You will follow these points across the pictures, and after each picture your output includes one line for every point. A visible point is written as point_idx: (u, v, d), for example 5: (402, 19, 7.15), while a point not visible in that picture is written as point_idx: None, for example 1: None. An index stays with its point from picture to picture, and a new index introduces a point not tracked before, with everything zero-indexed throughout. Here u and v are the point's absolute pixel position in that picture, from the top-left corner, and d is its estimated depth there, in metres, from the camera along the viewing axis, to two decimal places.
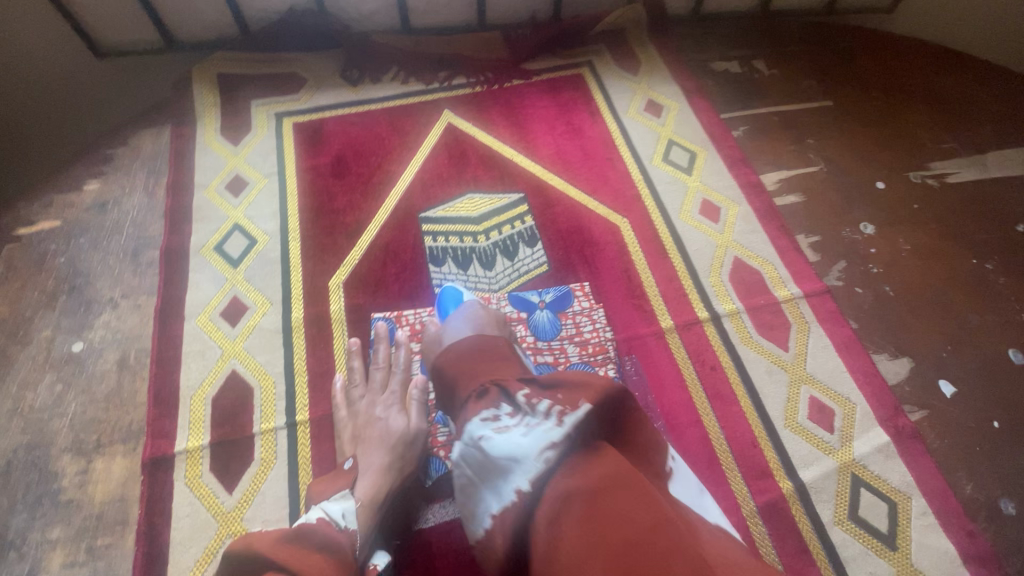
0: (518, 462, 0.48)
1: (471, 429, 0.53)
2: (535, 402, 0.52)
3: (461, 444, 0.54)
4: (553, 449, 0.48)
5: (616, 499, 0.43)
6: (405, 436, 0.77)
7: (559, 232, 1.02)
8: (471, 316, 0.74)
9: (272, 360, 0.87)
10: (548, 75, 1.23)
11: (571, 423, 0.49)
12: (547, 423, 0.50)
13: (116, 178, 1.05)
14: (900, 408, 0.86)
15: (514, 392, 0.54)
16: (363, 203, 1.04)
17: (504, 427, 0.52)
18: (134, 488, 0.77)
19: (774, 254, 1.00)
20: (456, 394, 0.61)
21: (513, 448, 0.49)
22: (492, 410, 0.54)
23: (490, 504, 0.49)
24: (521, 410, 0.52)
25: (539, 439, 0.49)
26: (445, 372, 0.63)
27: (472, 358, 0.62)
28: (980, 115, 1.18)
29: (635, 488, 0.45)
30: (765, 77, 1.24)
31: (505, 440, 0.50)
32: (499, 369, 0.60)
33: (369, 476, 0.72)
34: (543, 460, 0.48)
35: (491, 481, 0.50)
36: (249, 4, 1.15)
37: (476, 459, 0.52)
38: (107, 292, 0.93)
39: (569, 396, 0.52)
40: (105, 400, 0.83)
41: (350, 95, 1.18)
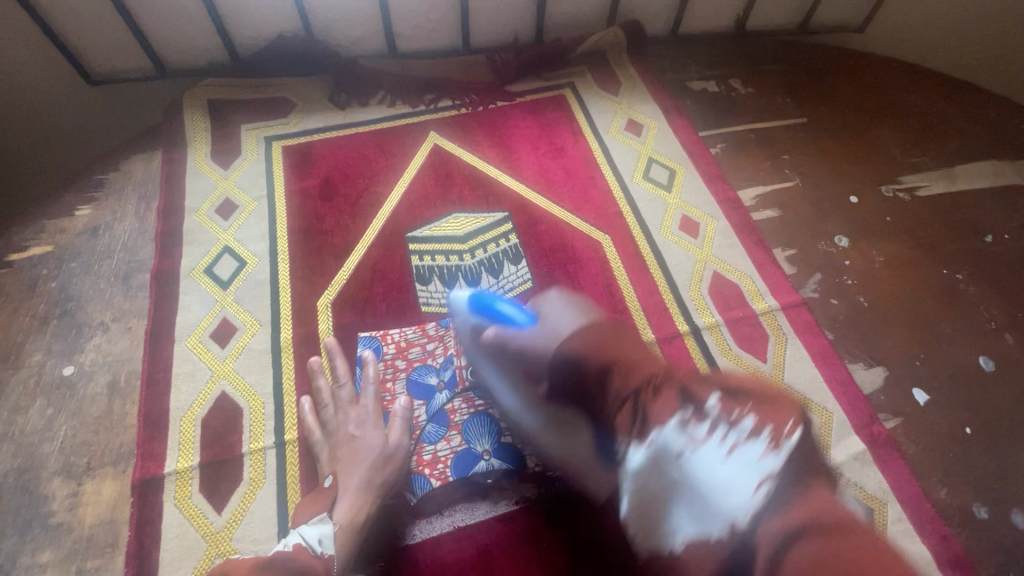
0: (736, 495, 0.53)
1: (665, 439, 0.60)
2: (727, 417, 0.59)
3: (645, 450, 0.61)
4: (771, 480, 0.53)
5: (844, 539, 0.47)
6: (383, 454, 0.79)
7: (543, 250, 1.04)
8: (564, 304, 0.78)
9: (261, 380, 0.89)
10: (531, 96, 1.27)
11: (778, 454, 0.55)
12: (760, 447, 0.56)
13: (108, 203, 1.07)
14: (876, 417, 0.88)
15: (707, 402, 0.61)
16: (351, 224, 1.06)
17: (697, 440, 0.59)
18: (124, 510, 0.78)
19: (751, 268, 1.03)
20: (604, 385, 0.69)
21: (718, 473, 0.55)
22: (682, 416, 0.61)
23: (685, 528, 0.55)
24: (716, 425, 0.59)
25: (758, 470, 0.54)
26: (588, 367, 0.70)
27: (610, 345, 0.71)
28: (948, 130, 1.22)
29: (852, 530, 0.49)
30: (742, 96, 1.28)
31: (709, 468, 0.56)
32: (635, 356, 0.71)
33: (347, 498, 0.75)
34: (761, 493, 0.53)
35: (689, 502, 0.56)
36: (238, 31, 1.18)
37: (665, 469, 0.59)
38: (98, 316, 0.95)
39: (760, 410, 0.59)
40: (95, 423, 0.84)
41: (338, 118, 1.21)
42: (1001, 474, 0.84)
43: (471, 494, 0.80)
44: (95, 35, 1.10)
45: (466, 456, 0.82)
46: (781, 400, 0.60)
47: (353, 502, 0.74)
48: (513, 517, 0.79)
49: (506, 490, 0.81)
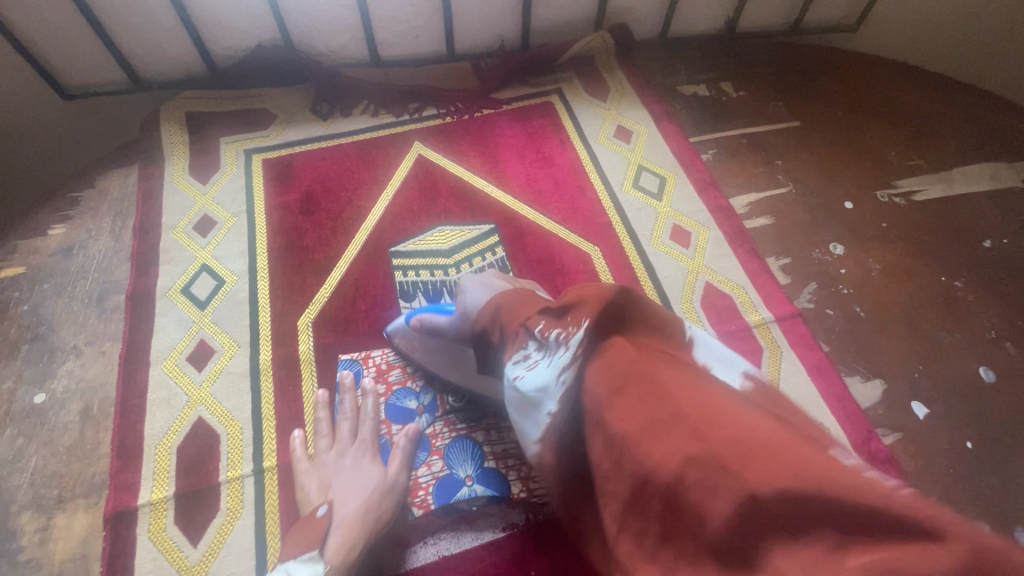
0: (546, 390, 0.52)
1: (508, 372, 0.59)
2: (546, 334, 0.54)
3: (506, 386, 0.60)
4: (566, 370, 0.50)
5: (635, 374, 0.43)
6: (380, 489, 0.74)
7: (530, 263, 1.01)
8: (489, 282, 0.72)
9: (239, 405, 0.86)
10: (517, 103, 1.24)
11: (576, 344, 0.50)
12: (559, 351, 0.52)
13: (83, 221, 1.04)
14: (874, 432, 0.85)
15: (535, 328, 0.56)
16: (333, 239, 1.03)
17: (533, 364, 0.55)
18: (96, 544, 0.75)
19: (744, 278, 1.00)
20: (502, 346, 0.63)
21: (540, 381, 0.53)
22: (522, 351, 0.58)
23: (532, 432, 0.56)
24: (539, 345, 0.55)
25: (554, 366, 0.52)
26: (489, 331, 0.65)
27: (510, 304, 0.62)
28: (944, 132, 1.20)
29: (653, 366, 0.43)
30: (733, 100, 1.25)
31: (533, 374, 0.54)
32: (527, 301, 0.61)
33: (338, 531, 0.69)
34: (561, 382, 0.50)
35: (530, 414, 0.56)
36: (215, 42, 1.14)
37: (517, 397, 0.58)
38: (72, 339, 0.92)
39: (575, 317, 0.52)
40: (66, 453, 0.82)
41: (320, 130, 1.18)
42: (1004, 489, 0.81)
43: (457, 522, 0.77)
44: (66, 47, 1.07)
45: (447, 483, 0.79)
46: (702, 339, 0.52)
47: (342, 534, 0.68)
48: (501, 545, 0.76)
49: (493, 516, 0.78)
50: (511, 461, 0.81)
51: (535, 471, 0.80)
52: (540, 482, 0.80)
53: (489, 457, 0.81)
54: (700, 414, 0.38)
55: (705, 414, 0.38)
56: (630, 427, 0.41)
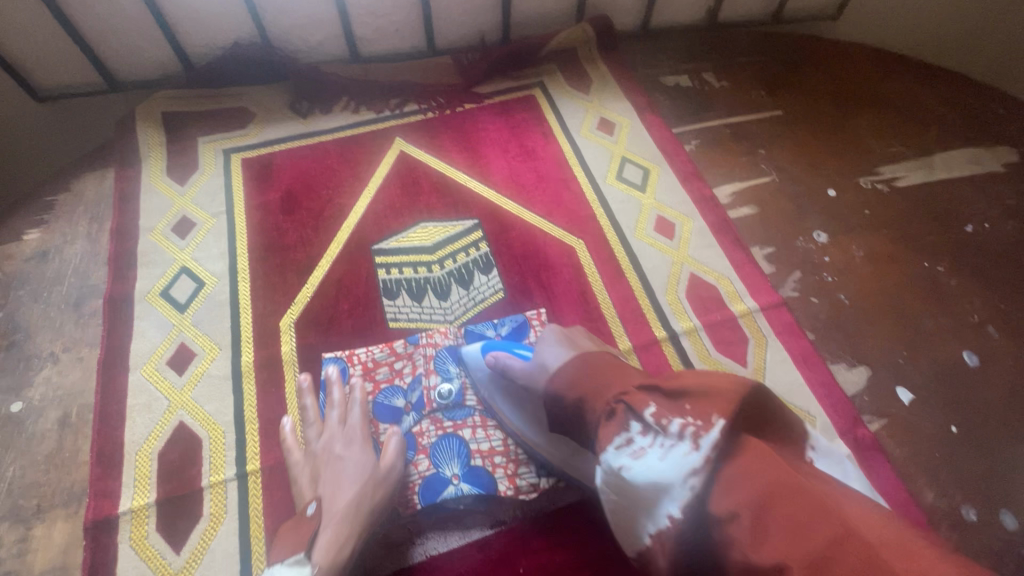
0: (664, 490, 0.46)
1: (608, 460, 0.53)
2: (663, 422, 0.50)
3: (600, 471, 0.54)
4: (696, 474, 0.45)
5: (790, 498, 0.40)
6: (371, 478, 0.72)
7: (514, 257, 1.01)
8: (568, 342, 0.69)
9: (221, 408, 0.85)
10: (500, 97, 1.23)
11: (709, 445, 0.45)
12: (683, 446, 0.47)
13: (58, 226, 1.02)
14: (860, 419, 0.85)
15: (643, 411, 0.52)
16: (314, 238, 1.02)
17: (640, 452, 0.50)
18: (76, 554, 0.74)
19: (728, 268, 1.00)
20: (586, 419, 0.60)
21: (656, 476, 0.47)
22: (624, 434, 0.53)
23: (643, 527, 0.49)
24: (650, 430, 0.50)
25: (678, 464, 0.46)
26: (563, 400, 0.63)
27: (597, 378, 0.60)
28: (925, 117, 1.20)
29: (803, 492, 0.41)
30: (716, 89, 1.25)
31: (645, 466, 0.49)
32: (617, 375, 0.59)
33: (329, 527, 0.67)
34: (689, 487, 0.45)
35: (639, 507, 0.49)
36: (190, 39, 1.12)
37: (618, 486, 0.52)
38: (48, 346, 0.90)
39: (699, 409, 0.48)
40: (45, 462, 0.80)
41: (300, 127, 1.16)
42: (988, 472, 0.82)
43: (445, 521, 0.77)
44: (36, 47, 1.05)
45: (434, 481, 0.77)
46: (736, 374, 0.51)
47: (333, 529, 0.67)
48: (488, 543, 0.76)
49: (480, 514, 0.78)
50: (498, 457, 0.79)
51: (523, 466, 0.79)
52: (527, 478, 0.78)
53: (476, 455, 0.80)
54: (874, 561, 0.35)
55: (903, 565, 0.35)
56: (790, 557, 0.37)
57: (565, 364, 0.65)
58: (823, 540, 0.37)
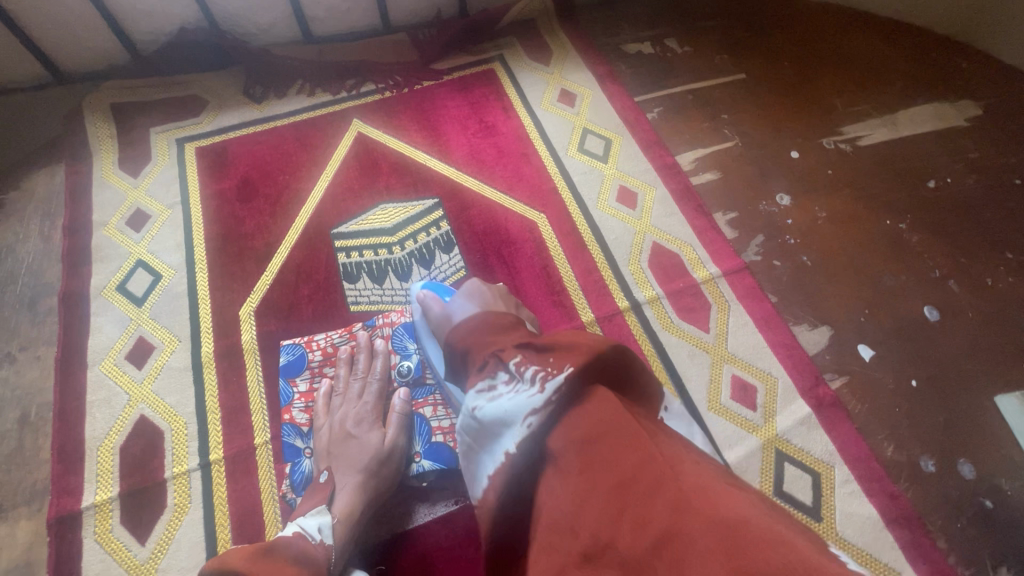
0: (507, 426, 0.47)
1: (467, 401, 0.52)
2: (524, 368, 0.49)
3: (462, 414, 0.54)
4: (536, 416, 0.46)
5: (611, 432, 0.42)
6: (381, 450, 0.75)
7: (475, 235, 1.00)
8: (474, 295, 0.70)
9: (183, 399, 0.84)
10: (458, 73, 1.20)
11: (554, 388, 0.45)
12: (532, 388, 0.47)
13: (9, 225, 1.00)
14: (821, 378, 0.86)
15: (509, 360, 0.51)
16: (272, 224, 1.01)
17: (494, 396, 0.50)
18: (41, 551, 0.74)
19: (691, 235, 0.99)
20: (467, 367, 0.59)
21: (502, 417, 0.48)
22: (487, 380, 0.52)
23: (487, 468, 0.49)
24: (511, 376, 0.50)
25: (522, 405, 0.46)
26: (456, 346, 0.62)
27: (483, 332, 0.59)
28: (890, 75, 1.19)
29: (620, 428, 0.42)
30: (678, 56, 1.23)
31: (494, 407, 0.49)
32: (502, 333, 0.58)
33: (344, 495, 0.71)
34: (527, 427, 0.46)
35: (487, 448, 0.50)
36: (134, 26, 1.09)
37: (473, 428, 0.52)
38: (5, 346, 0.88)
39: (559, 360, 0.48)
40: (6, 461, 0.80)
41: (254, 113, 1.14)
42: (947, 424, 0.83)
43: (411, 499, 0.78)
44: None
45: None
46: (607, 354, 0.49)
47: (348, 497, 0.71)
48: (453, 519, 0.77)
49: (445, 490, 0.78)
50: (459, 433, 0.80)
51: None
52: None
53: (437, 432, 0.81)
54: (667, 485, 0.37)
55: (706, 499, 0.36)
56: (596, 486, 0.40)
57: (470, 315, 0.66)
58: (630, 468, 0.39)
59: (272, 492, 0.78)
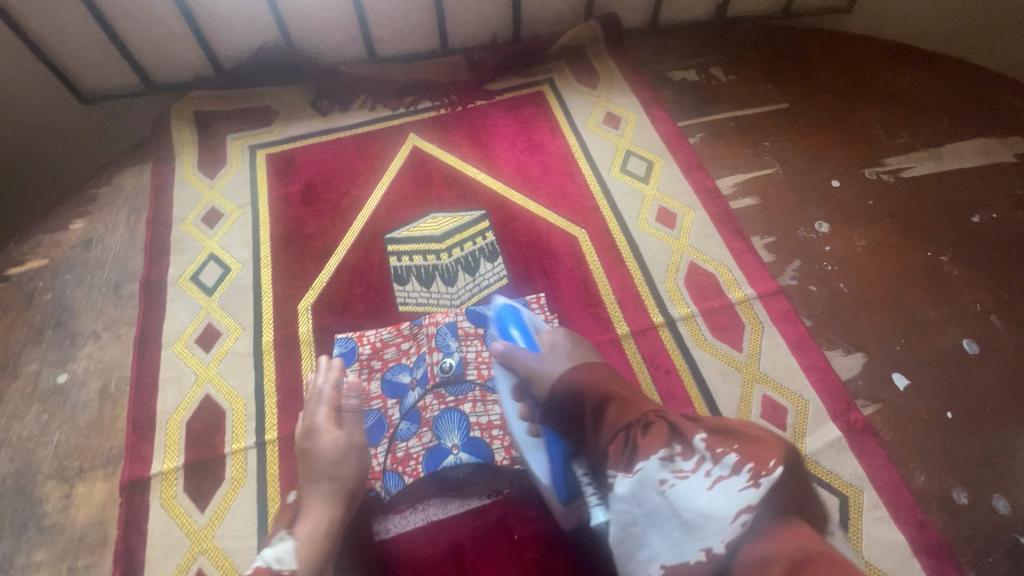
0: (709, 518, 0.50)
1: (650, 473, 0.55)
2: (717, 453, 0.54)
3: (631, 483, 0.56)
4: (749, 512, 0.49)
5: (819, 557, 0.44)
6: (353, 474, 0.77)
7: (519, 246, 1.05)
8: (567, 351, 0.76)
9: (243, 382, 0.92)
10: (510, 94, 1.27)
11: (767, 485, 0.50)
12: (739, 479, 0.51)
13: (100, 217, 1.10)
14: (853, 403, 0.87)
15: (690, 436, 0.56)
16: (331, 227, 1.09)
17: (686, 476, 0.54)
18: (113, 511, 0.81)
19: (728, 257, 1.02)
20: (597, 432, 0.62)
21: (701, 506, 0.51)
22: (667, 450, 0.56)
23: (663, 554, 0.53)
24: (698, 456, 0.54)
25: (732, 498, 0.50)
26: (581, 402, 0.65)
27: (607, 382, 0.66)
28: (935, 109, 1.20)
29: (830, 557, 0.45)
30: (722, 84, 1.27)
31: (692, 491, 0.52)
32: (637, 398, 0.64)
33: (312, 509, 0.73)
34: (738, 523, 0.49)
35: (671, 532, 0.53)
36: (220, 43, 1.20)
37: (654, 503, 0.55)
38: (91, 324, 0.98)
39: (747, 450, 0.53)
40: (87, 427, 0.88)
41: (320, 125, 1.23)
42: (981, 458, 0.83)
43: (445, 489, 0.82)
44: (83, 53, 1.14)
45: (436, 452, 0.83)
46: (761, 438, 0.55)
47: (309, 513, 0.72)
48: (486, 511, 0.81)
49: (478, 484, 0.83)
50: (495, 430, 0.85)
51: None
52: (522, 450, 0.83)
53: (475, 427, 0.85)
54: None
55: None
56: None
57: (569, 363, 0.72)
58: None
59: None
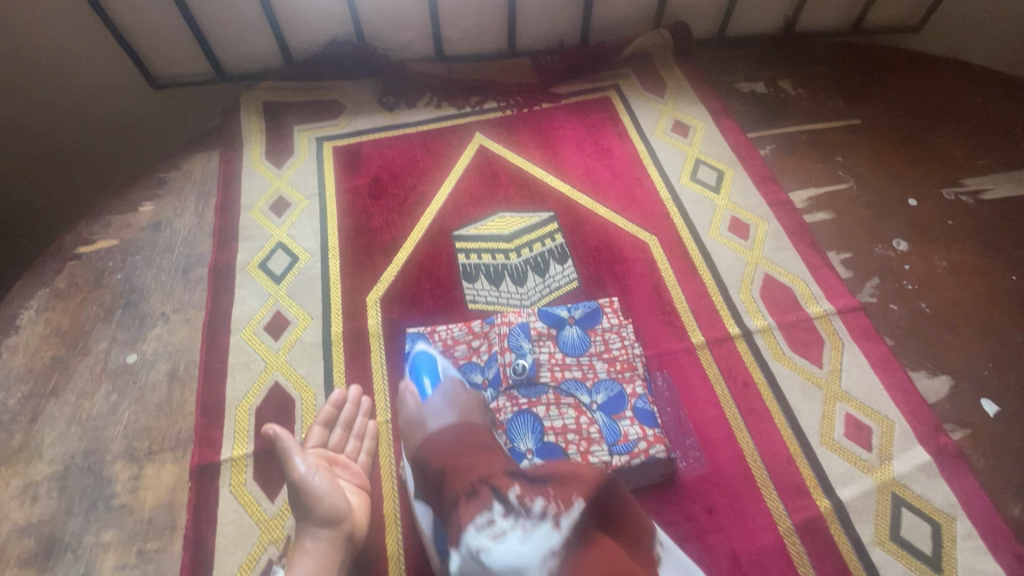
0: (521, 575, 0.50)
1: (467, 540, 0.53)
2: (527, 503, 0.55)
3: (456, 558, 0.54)
4: (554, 556, 0.52)
5: (599, 560, 0.53)
6: (324, 495, 0.68)
7: (589, 250, 1.04)
8: (451, 397, 0.72)
9: (313, 372, 0.91)
10: (576, 98, 1.27)
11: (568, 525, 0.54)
12: (546, 527, 0.54)
13: (169, 200, 1.10)
14: (941, 427, 0.84)
15: (506, 492, 0.56)
16: (399, 221, 1.08)
17: (499, 533, 0.53)
18: (182, 495, 0.80)
19: (804, 271, 1.00)
20: (446, 498, 0.61)
21: (513, 559, 0.51)
22: (485, 513, 0.55)
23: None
24: (512, 511, 0.55)
25: (538, 545, 0.52)
26: (428, 467, 0.65)
27: (460, 458, 0.63)
28: (1013, 131, 1.17)
29: (613, 563, 0.54)
30: (792, 97, 1.25)
31: (504, 550, 0.51)
32: (481, 460, 0.62)
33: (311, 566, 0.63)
34: (546, 569, 0.51)
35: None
36: (294, 35, 1.20)
37: (473, 574, 0.52)
38: (160, 306, 0.98)
39: (560, 491, 0.58)
40: (157, 409, 0.87)
41: (386, 120, 1.23)
42: None
43: None
44: (162, 40, 1.15)
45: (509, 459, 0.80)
46: (579, 479, 0.60)
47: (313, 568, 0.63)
48: None
49: None
50: (571, 434, 0.82)
51: (596, 444, 0.81)
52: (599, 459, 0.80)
53: (549, 431, 0.82)
54: None
55: None
56: None
57: (446, 427, 0.68)
58: None
59: (391, 467, 0.83)
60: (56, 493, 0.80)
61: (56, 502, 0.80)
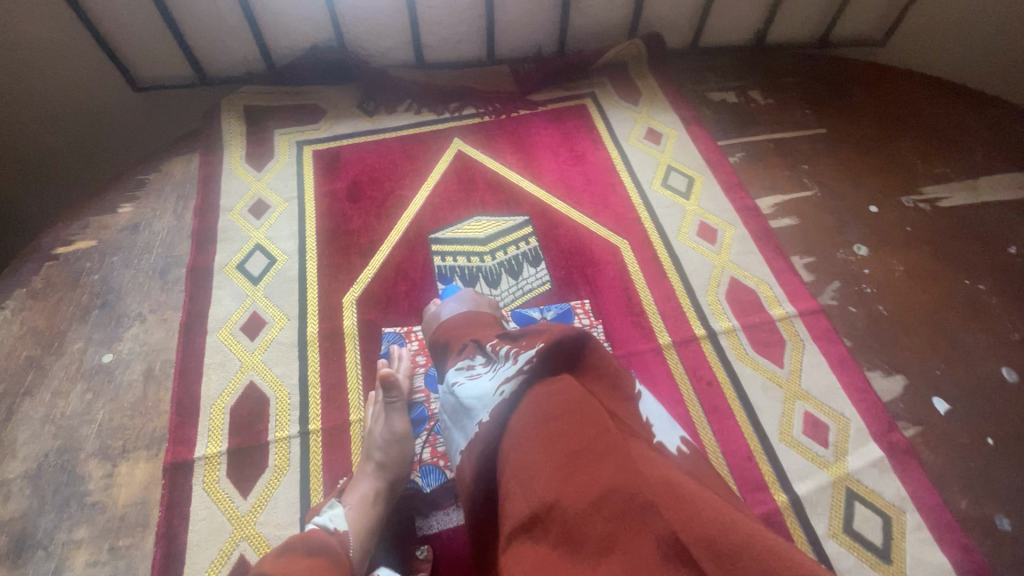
0: (482, 399, 0.52)
1: (449, 379, 0.61)
2: (500, 349, 0.58)
3: (443, 394, 0.61)
4: (510, 384, 0.51)
5: (568, 415, 0.45)
6: (403, 461, 0.78)
7: (562, 252, 1.06)
8: (464, 298, 0.79)
9: (288, 372, 0.92)
10: (553, 105, 1.30)
11: (525, 359, 0.51)
12: (509, 366, 0.53)
13: (148, 202, 1.11)
14: (895, 425, 0.88)
15: (487, 346, 0.61)
16: (377, 224, 1.10)
17: (475, 375, 0.58)
18: (155, 492, 0.81)
19: (768, 274, 1.03)
20: (446, 357, 0.68)
21: (479, 389, 0.53)
22: (467, 360, 0.61)
23: (459, 441, 0.56)
24: (489, 358, 0.59)
25: (499, 377, 0.53)
26: (437, 340, 0.72)
27: (463, 327, 0.69)
28: (971, 142, 1.22)
29: (581, 406, 0.46)
30: (761, 107, 1.29)
31: (474, 383, 0.55)
32: (481, 330, 0.68)
33: (359, 500, 0.73)
34: (500, 394, 0.50)
35: (460, 422, 0.55)
36: (275, 41, 1.22)
37: (452, 405, 0.57)
38: (137, 307, 0.99)
39: (529, 341, 0.54)
40: (131, 408, 0.88)
41: (366, 125, 1.25)
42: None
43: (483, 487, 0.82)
44: (143, 43, 1.16)
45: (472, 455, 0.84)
46: (551, 328, 0.54)
47: (359, 501, 0.73)
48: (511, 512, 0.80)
49: None
50: None
51: None
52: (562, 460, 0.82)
53: None
54: (628, 468, 0.41)
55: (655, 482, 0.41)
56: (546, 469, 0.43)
57: (456, 312, 0.75)
58: (591, 445, 0.43)
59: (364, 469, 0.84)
60: (28, 491, 0.81)
61: (28, 500, 0.80)
